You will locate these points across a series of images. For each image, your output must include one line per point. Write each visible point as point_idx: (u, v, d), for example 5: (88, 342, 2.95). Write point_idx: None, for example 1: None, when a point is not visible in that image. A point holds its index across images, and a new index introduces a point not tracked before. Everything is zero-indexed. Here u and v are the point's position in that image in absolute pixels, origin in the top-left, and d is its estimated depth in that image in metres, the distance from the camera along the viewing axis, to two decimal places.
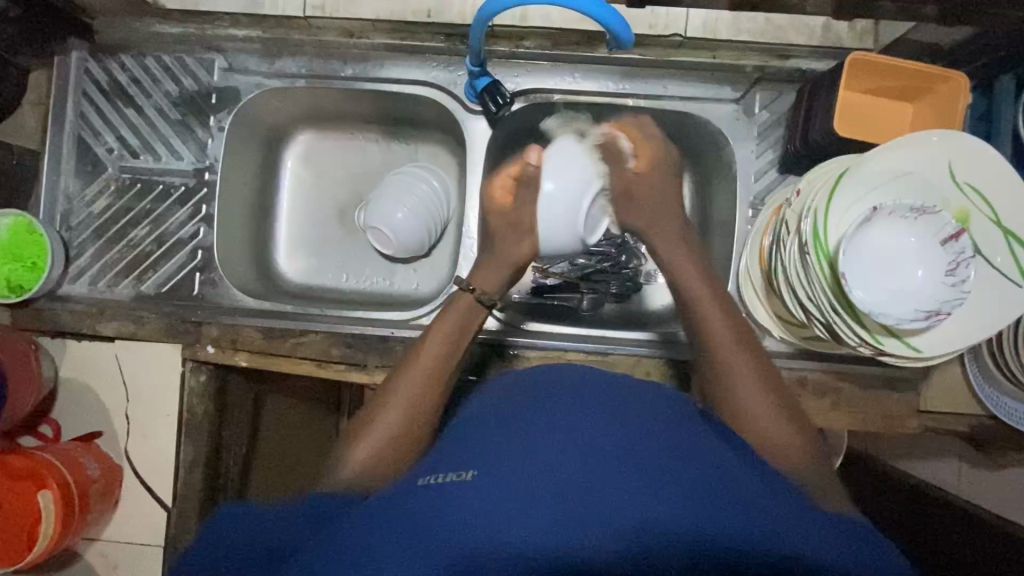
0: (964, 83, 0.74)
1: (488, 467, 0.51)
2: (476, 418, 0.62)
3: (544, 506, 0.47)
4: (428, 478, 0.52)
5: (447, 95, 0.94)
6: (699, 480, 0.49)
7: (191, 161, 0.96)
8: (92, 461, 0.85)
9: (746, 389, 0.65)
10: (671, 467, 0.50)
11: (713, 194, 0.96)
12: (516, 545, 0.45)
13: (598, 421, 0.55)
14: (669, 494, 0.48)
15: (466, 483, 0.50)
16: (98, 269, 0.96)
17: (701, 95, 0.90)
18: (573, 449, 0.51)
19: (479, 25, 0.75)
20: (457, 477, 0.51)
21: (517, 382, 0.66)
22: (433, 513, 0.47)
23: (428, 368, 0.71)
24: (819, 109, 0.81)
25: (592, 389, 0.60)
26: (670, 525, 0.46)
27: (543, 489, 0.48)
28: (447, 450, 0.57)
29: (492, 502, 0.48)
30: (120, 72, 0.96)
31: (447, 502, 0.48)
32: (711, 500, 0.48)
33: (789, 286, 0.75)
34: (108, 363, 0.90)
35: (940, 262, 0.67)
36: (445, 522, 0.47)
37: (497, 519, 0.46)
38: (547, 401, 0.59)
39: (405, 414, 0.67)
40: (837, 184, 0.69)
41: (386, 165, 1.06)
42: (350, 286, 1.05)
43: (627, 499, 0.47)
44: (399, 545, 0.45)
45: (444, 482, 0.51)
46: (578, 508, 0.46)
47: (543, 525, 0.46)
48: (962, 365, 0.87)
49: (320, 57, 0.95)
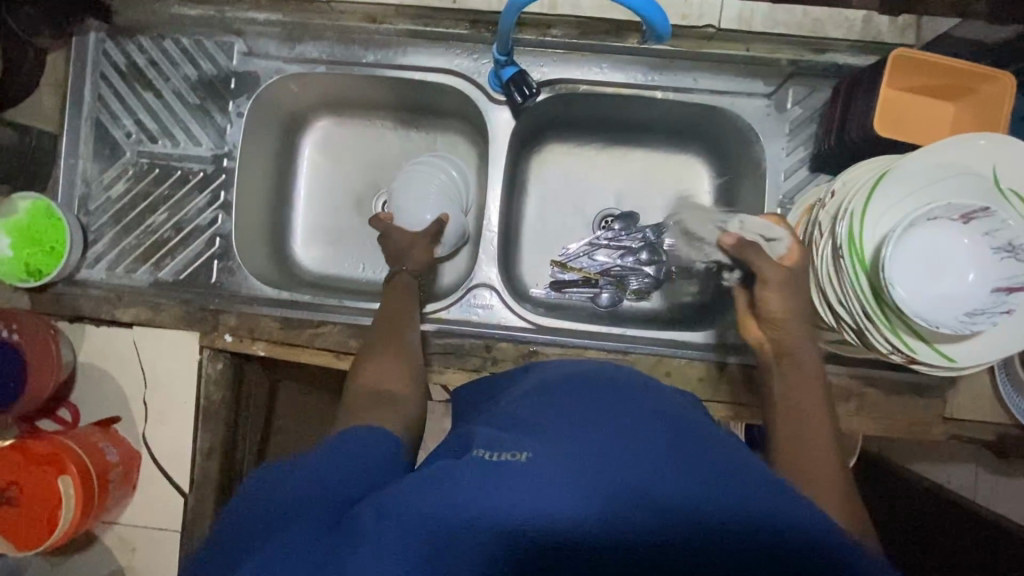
0: (1009, 85, 0.71)
1: (543, 446, 0.48)
2: (513, 400, 0.59)
3: (596, 492, 0.44)
4: (482, 453, 0.48)
5: (471, 84, 0.92)
6: (759, 481, 0.47)
7: (210, 147, 0.95)
8: (111, 447, 0.86)
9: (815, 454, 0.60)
10: (727, 466, 0.47)
11: (740, 192, 0.94)
12: (567, 528, 0.43)
13: (649, 413, 0.52)
14: (726, 486, 0.45)
15: (519, 461, 0.46)
16: (116, 255, 0.95)
17: (732, 89, 0.88)
18: (628, 439, 0.48)
19: (510, 13, 0.73)
20: (511, 456, 0.47)
21: (560, 369, 0.63)
22: (471, 486, 0.45)
23: (396, 315, 0.81)
24: (856, 106, 0.78)
25: (624, 383, 0.58)
26: (732, 519, 0.43)
27: (597, 475, 0.45)
28: (492, 428, 0.53)
29: (547, 481, 0.45)
30: (139, 55, 0.94)
31: (500, 478, 0.45)
32: (775, 501, 0.45)
33: (819, 288, 0.73)
34: (127, 349, 0.90)
35: (988, 270, 0.65)
36: (497, 500, 0.44)
37: (548, 499, 0.44)
38: (594, 385, 0.57)
39: (396, 348, 0.75)
40: (875, 185, 0.67)
41: (405, 153, 1.04)
42: (366, 277, 1.04)
43: (683, 494, 0.44)
44: (452, 515, 0.44)
45: (496, 459, 0.47)
46: (620, 495, 0.44)
47: (596, 511, 0.43)
48: (991, 374, 0.85)
49: (341, 42, 0.93)
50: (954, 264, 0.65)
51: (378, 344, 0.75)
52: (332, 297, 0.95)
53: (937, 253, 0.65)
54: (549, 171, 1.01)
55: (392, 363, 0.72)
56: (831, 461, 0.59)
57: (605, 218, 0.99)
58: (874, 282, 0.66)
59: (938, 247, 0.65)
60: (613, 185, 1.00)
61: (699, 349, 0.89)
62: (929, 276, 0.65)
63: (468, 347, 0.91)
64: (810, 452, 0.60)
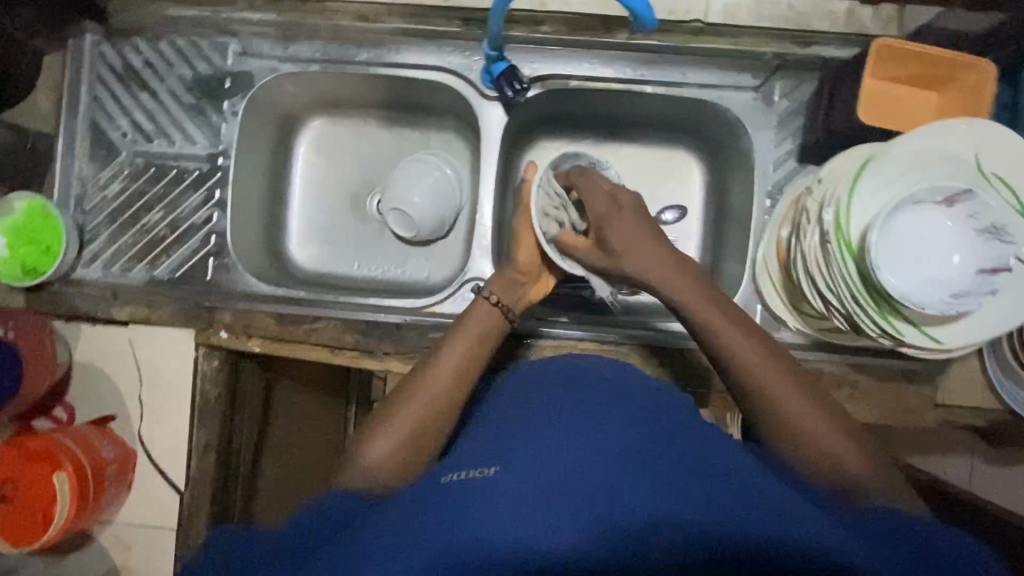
0: (993, 74, 0.72)
1: (510, 460, 0.51)
2: (497, 414, 0.61)
3: (563, 505, 0.46)
4: (450, 474, 0.51)
5: (462, 81, 0.93)
6: (721, 488, 0.48)
7: (205, 146, 0.96)
8: (107, 445, 0.86)
9: (795, 416, 0.60)
10: (690, 469, 0.50)
11: (730, 185, 0.96)
12: (534, 540, 0.45)
13: (617, 415, 0.55)
14: (688, 497, 0.47)
15: (488, 473, 0.50)
16: (112, 254, 0.96)
17: (720, 82, 0.89)
18: (594, 448, 0.50)
19: (499, 8, 0.74)
20: (478, 473, 0.50)
21: (536, 374, 0.66)
22: (450, 504, 0.47)
23: (446, 371, 0.70)
24: (841, 97, 0.80)
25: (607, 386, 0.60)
26: (692, 531, 0.45)
27: (560, 486, 0.48)
28: (467, 446, 0.56)
29: (515, 495, 0.47)
30: (135, 56, 0.96)
31: (471, 499, 0.47)
32: (733, 508, 0.47)
33: (808, 274, 0.73)
34: (123, 347, 0.90)
35: (974, 251, 0.66)
36: (466, 523, 0.46)
37: (514, 514, 0.46)
38: (573, 393, 0.59)
39: (417, 422, 0.65)
40: (859, 174, 0.68)
41: (398, 152, 1.05)
42: (362, 275, 1.05)
43: (644, 503, 0.46)
44: (423, 538, 0.45)
45: (468, 473, 0.50)
46: (597, 503, 0.46)
47: (561, 522, 0.46)
48: (980, 359, 0.86)
49: (334, 41, 0.94)
50: (945, 246, 0.66)
51: (404, 409, 0.66)
52: (327, 293, 0.96)
53: (927, 236, 0.66)
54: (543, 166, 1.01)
55: (405, 448, 0.64)
56: (800, 399, 0.61)
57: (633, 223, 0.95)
58: (862, 270, 0.67)
59: (927, 230, 0.66)
60: None
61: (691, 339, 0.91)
62: (920, 259, 0.66)
63: None
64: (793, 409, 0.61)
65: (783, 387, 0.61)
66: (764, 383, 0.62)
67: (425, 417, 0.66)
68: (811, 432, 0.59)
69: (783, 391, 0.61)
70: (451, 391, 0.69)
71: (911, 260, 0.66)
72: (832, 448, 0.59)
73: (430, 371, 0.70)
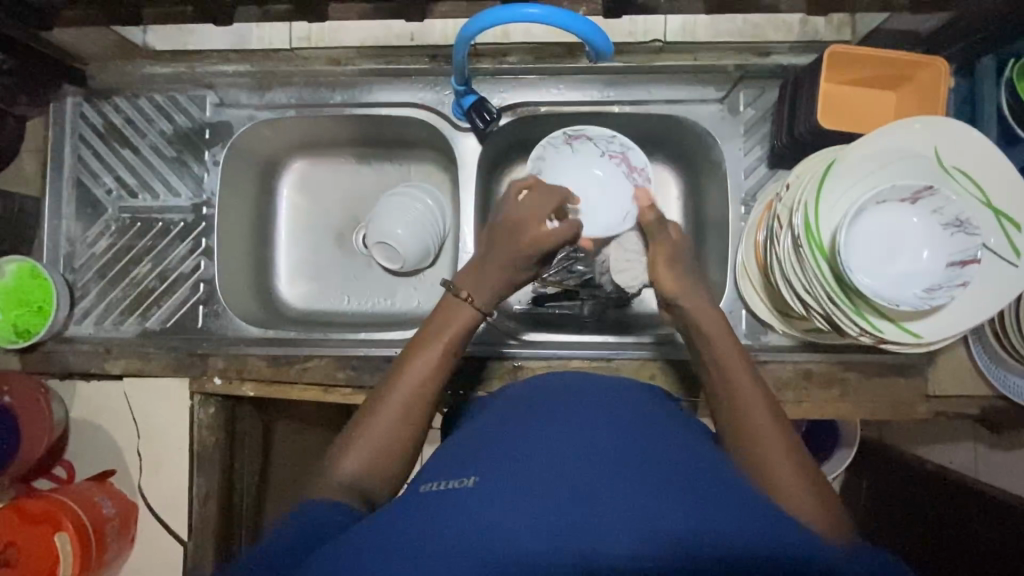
0: (942, 69, 0.75)
1: (491, 471, 0.51)
2: (485, 424, 0.63)
3: (541, 512, 0.46)
4: (430, 484, 0.53)
5: (436, 115, 0.95)
6: (709, 493, 0.48)
7: (188, 196, 0.98)
8: (107, 500, 0.86)
9: (762, 442, 0.59)
10: (675, 477, 0.49)
11: (706, 194, 0.97)
12: (517, 552, 0.44)
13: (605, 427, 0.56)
14: (672, 503, 0.47)
15: (472, 486, 0.50)
16: (103, 309, 0.97)
17: (685, 97, 0.91)
18: (574, 456, 0.51)
19: (461, 45, 0.76)
20: (458, 483, 0.51)
21: (517, 392, 0.67)
22: (434, 525, 0.47)
23: (423, 376, 0.68)
24: (801, 104, 0.82)
25: (591, 399, 0.61)
26: (677, 536, 0.44)
27: (538, 497, 0.48)
28: (453, 458, 0.57)
29: (501, 506, 0.47)
30: (115, 114, 0.98)
31: (448, 508, 0.49)
32: (721, 516, 0.46)
33: (785, 279, 0.75)
34: (119, 401, 0.91)
35: (942, 244, 0.67)
36: (446, 531, 0.46)
37: (493, 525, 0.46)
38: (560, 406, 0.59)
39: (393, 425, 0.66)
40: (823, 177, 0.70)
41: (381, 186, 1.07)
42: (352, 308, 1.06)
43: (624, 507, 0.46)
44: (404, 549, 0.46)
45: (445, 488, 0.51)
46: (578, 513, 0.46)
47: (542, 529, 0.45)
48: (967, 348, 0.86)
49: (309, 86, 0.96)
50: (914, 244, 0.68)
51: (384, 405, 0.67)
52: (317, 332, 0.97)
53: (892, 235, 0.69)
54: None
55: (389, 447, 0.65)
56: (776, 433, 0.59)
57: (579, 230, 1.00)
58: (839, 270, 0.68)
59: (893, 230, 0.69)
60: None
61: (679, 349, 0.91)
62: (882, 256, 0.69)
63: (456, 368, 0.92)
64: (771, 456, 0.58)
65: (760, 422, 0.60)
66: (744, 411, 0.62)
67: (405, 412, 0.66)
68: (778, 480, 0.56)
69: (754, 407, 0.62)
70: (424, 394, 0.68)
71: (872, 257, 0.69)
72: (788, 479, 0.56)
73: (403, 377, 0.68)
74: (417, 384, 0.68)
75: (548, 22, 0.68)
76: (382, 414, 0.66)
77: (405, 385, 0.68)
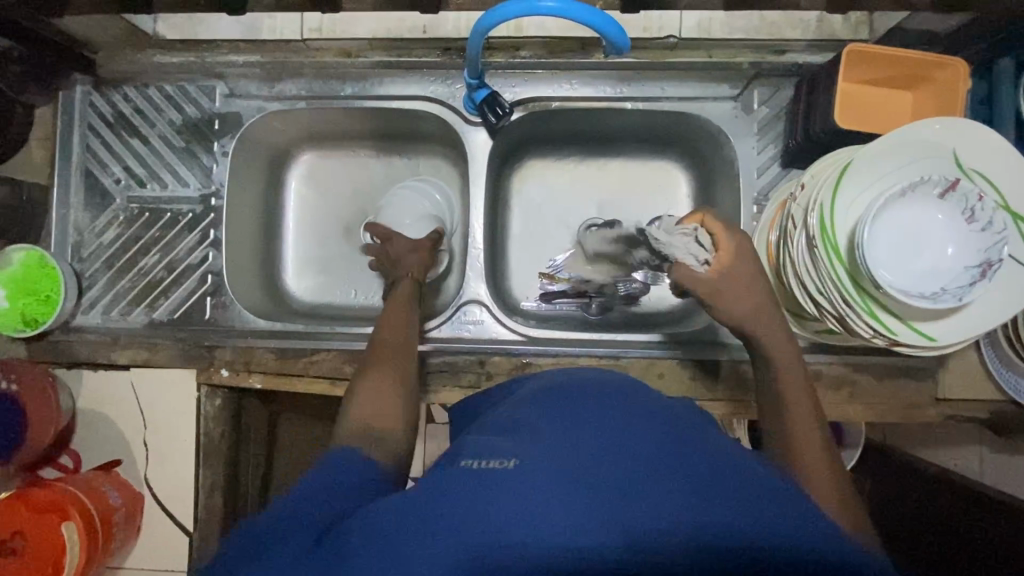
0: (962, 68, 0.75)
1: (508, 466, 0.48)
2: (493, 419, 0.61)
3: (582, 501, 0.44)
4: (471, 462, 0.49)
5: (446, 108, 0.94)
6: (755, 487, 0.46)
7: (197, 187, 0.97)
8: (114, 491, 0.86)
9: (803, 442, 0.61)
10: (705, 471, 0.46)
11: (717, 192, 0.97)
12: (551, 546, 0.42)
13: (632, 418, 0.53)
14: (700, 499, 0.44)
15: (494, 475, 0.47)
16: (111, 299, 0.97)
17: (698, 94, 0.90)
18: (609, 441, 0.49)
19: (475, 39, 0.76)
20: (498, 465, 0.48)
21: (536, 382, 0.65)
22: (447, 515, 0.44)
23: (396, 323, 0.78)
24: (818, 103, 0.81)
25: (613, 389, 0.59)
26: (703, 538, 0.42)
27: (579, 486, 0.45)
28: (469, 449, 0.54)
29: (525, 492, 0.45)
30: (124, 103, 0.97)
31: (479, 495, 0.45)
32: (768, 509, 0.44)
33: (798, 279, 0.74)
34: (126, 391, 0.90)
35: (968, 243, 0.66)
36: (465, 519, 0.44)
37: (534, 512, 0.43)
38: (582, 395, 0.57)
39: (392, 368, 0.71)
40: (841, 176, 0.69)
41: (388, 180, 1.06)
42: (360, 303, 1.05)
43: (666, 498, 0.44)
44: (434, 535, 0.43)
45: (485, 467, 0.48)
46: (601, 507, 0.43)
47: (582, 516, 0.43)
48: (979, 352, 0.86)
49: (319, 78, 0.96)
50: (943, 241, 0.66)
51: (375, 355, 0.73)
52: (323, 326, 0.97)
53: (924, 230, 0.67)
54: (530, 186, 1.03)
55: (391, 387, 0.69)
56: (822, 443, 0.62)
57: (589, 226, 0.99)
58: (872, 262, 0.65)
59: (925, 225, 0.67)
60: (595, 196, 1.03)
61: (687, 347, 0.90)
62: (913, 249, 0.67)
63: (463, 364, 0.92)
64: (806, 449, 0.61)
65: (806, 421, 0.63)
66: (790, 410, 0.64)
67: (393, 350, 0.74)
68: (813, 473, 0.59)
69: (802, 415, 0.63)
70: (403, 331, 0.78)
71: (905, 248, 0.67)
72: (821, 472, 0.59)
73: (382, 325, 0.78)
74: (400, 323, 0.78)
75: (548, 11, 0.67)
76: (382, 352, 0.74)
77: (389, 324, 0.78)
